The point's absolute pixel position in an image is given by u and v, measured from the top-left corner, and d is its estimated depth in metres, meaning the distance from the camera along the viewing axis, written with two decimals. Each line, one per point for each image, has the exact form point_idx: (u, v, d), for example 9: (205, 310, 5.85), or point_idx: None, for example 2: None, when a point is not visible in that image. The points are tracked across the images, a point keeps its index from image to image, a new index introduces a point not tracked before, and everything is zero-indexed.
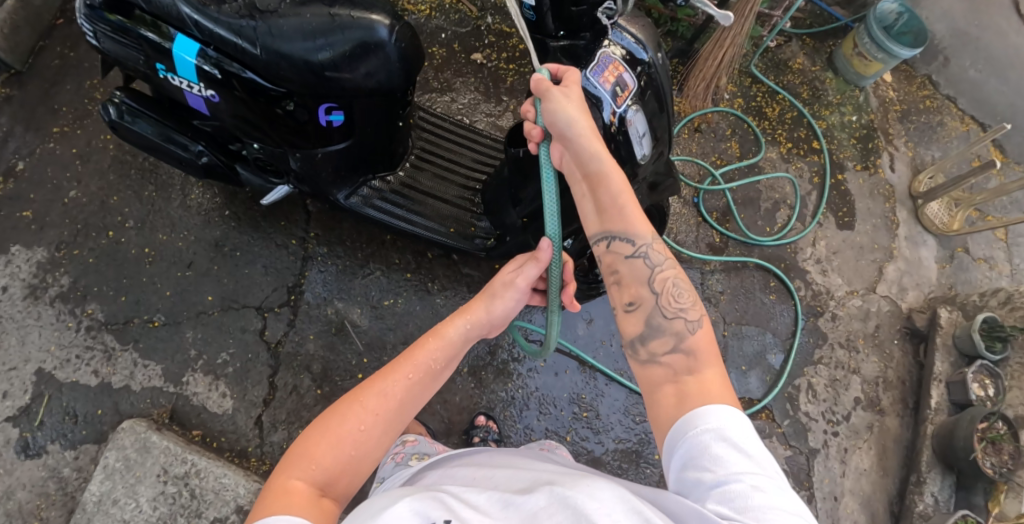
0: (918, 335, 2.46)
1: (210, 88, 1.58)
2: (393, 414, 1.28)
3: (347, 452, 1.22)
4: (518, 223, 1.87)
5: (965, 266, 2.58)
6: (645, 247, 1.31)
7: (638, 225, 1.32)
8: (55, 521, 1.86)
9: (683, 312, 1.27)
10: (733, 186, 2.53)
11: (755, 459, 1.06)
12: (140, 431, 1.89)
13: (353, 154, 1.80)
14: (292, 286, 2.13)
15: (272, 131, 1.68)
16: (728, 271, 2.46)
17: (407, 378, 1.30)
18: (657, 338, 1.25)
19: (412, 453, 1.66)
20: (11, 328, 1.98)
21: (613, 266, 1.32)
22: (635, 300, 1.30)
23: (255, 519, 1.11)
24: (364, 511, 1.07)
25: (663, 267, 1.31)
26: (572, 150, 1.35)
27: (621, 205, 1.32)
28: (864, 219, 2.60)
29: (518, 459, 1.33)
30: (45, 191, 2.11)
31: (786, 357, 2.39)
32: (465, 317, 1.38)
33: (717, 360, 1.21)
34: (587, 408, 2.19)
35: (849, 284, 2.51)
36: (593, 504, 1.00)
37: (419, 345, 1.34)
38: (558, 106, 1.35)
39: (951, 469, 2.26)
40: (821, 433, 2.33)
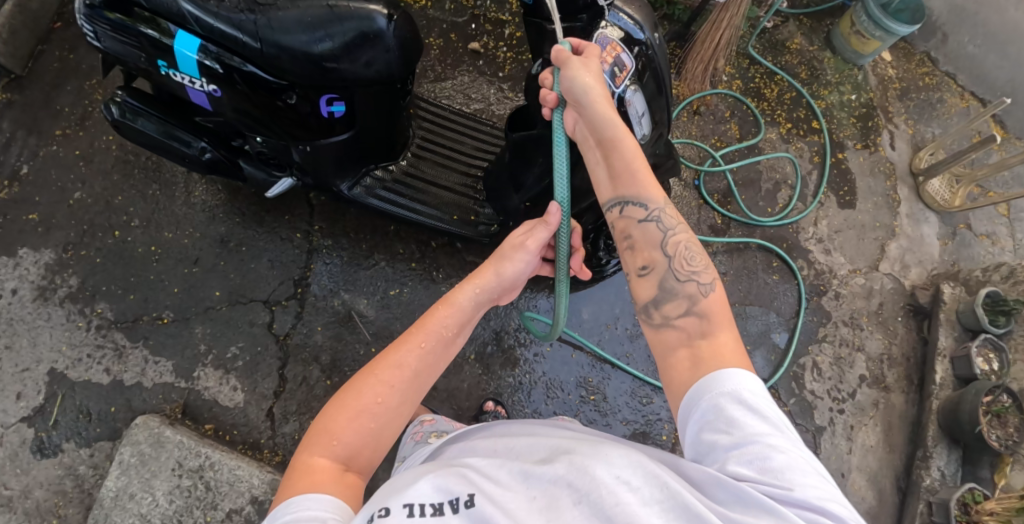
0: (921, 311, 2.48)
1: (212, 83, 1.59)
2: (409, 383, 1.30)
3: (367, 424, 1.25)
4: (522, 207, 1.88)
5: (968, 241, 2.59)
6: (658, 212, 1.32)
7: (650, 190, 1.34)
8: (73, 518, 1.88)
9: (696, 275, 1.27)
10: (733, 167, 2.54)
11: (770, 416, 1.08)
12: (153, 427, 1.91)
13: (355, 145, 1.80)
14: (298, 279, 2.14)
15: (274, 124, 1.69)
16: (730, 253, 2.47)
17: (421, 345, 1.32)
18: (671, 302, 1.25)
19: (431, 432, 1.69)
20: (22, 329, 2.00)
21: (625, 231, 1.34)
22: (648, 263, 1.31)
23: (283, 497, 1.15)
24: (390, 488, 1.12)
25: (675, 231, 1.32)
26: (587, 117, 1.37)
27: (634, 170, 1.34)
28: (865, 197, 2.60)
29: (543, 429, 1.35)
30: (50, 193, 2.12)
31: (790, 336, 2.41)
32: (473, 283, 1.40)
33: (730, 322, 1.21)
34: (594, 391, 2.21)
35: (851, 262, 2.52)
36: (612, 471, 1.02)
37: (429, 314, 1.36)
38: (576, 73, 1.37)
39: (957, 443, 2.28)
40: (827, 411, 2.35)
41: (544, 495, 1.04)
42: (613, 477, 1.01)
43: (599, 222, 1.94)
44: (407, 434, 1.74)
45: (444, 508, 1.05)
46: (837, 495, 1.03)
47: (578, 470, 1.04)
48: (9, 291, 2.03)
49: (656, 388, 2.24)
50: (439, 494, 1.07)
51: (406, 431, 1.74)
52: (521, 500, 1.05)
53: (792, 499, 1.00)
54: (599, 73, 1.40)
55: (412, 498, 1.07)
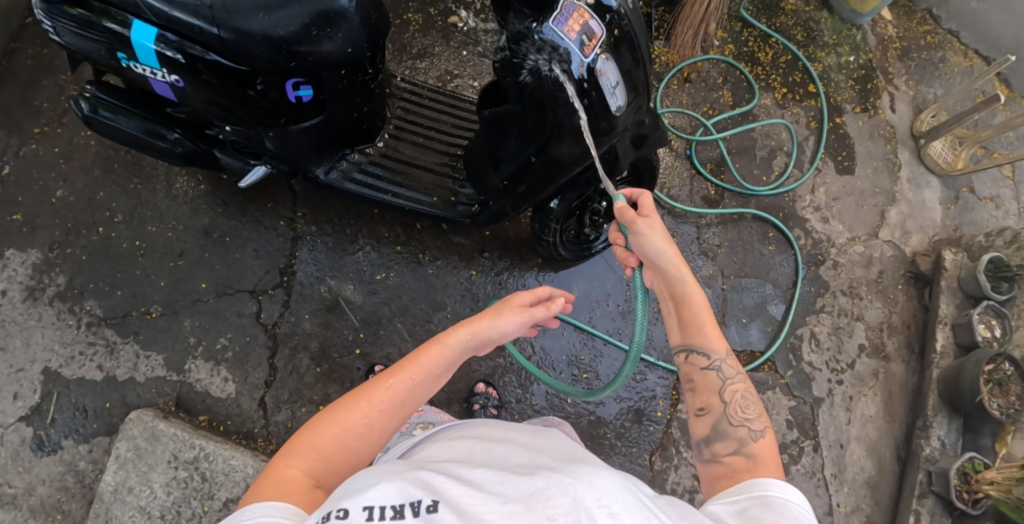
0: (922, 279, 2.43)
1: (173, 73, 1.55)
2: (395, 414, 1.28)
3: (348, 443, 1.25)
4: (501, 187, 1.84)
5: (970, 206, 2.52)
6: (719, 362, 1.34)
7: (714, 340, 1.36)
8: (77, 513, 1.92)
9: (749, 420, 1.29)
10: (726, 135, 2.47)
11: (797, 519, 1.07)
12: (147, 421, 1.93)
13: (327, 131, 1.77)
14: (283, 267, 2.13)
15: (243, 112, 1.65)
16: (724, 224, 2.42)
17: (411, 378, 1.29)
18: (721, 442, 1.28)
19: (418, 423, 1.67)
20: (15, 331, 2.01)
21: (689, 375, 1.36)
22: (706, 407, 1.33)
23: (248, 501, 1.15)
24: (351, 486, 1.10)
25: (733, 380, 1.34)
26: (658, 277, 1.40)
27: (700, 322, 1.36)
28: (864, 162, 2.53)
29: (526, 436, 1.31)
30: (33, 193, 2.11)
31: (787, 307, 2.37)
32: (468, 328, 1.33)
33: (775, 465, 1.23)
34: (587, 369, 2.19)
35: (850, 230, 2.46)
36: (594, 490, 0.97)
37: (423, 349, 1.33)
38: (645, 240, 1.38)
39: (958, 412, 2.25)
40: (825, 382, 2.32)
41: (515, 501, 0.99)
42: (595, 495, 0.97)
43: (582, 198, 1.90)
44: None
45: (404, 512, 1.02)
46: None
47: (559, 487, 0.99)
48: None
49: (649, 365, 2.23)
50: (400, 496, 1.04)
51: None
52: (492, 503, 1.00)
53: None
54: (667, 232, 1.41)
55: (373, 500, 1.05)
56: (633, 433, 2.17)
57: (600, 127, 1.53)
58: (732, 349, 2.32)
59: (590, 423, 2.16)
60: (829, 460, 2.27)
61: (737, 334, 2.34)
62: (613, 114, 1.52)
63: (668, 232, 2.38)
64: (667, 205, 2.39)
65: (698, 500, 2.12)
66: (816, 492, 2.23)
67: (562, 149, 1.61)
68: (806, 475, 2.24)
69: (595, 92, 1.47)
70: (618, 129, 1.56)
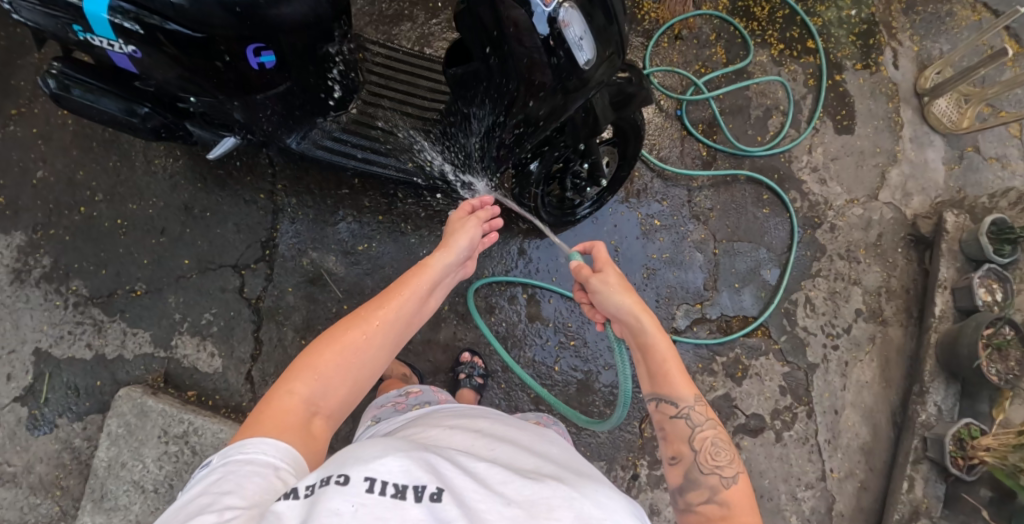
0: (923, 242, 2.37)
1: (129, 44, 1.51)
2: (395, 328, 1.36)
3: (349, 362, 1.30)
4: (473, 149, 1.82)
5: (975, 166, 2.43)
6: (687, 410, 1.36)
7: (682, 388, 1.36)
8: (76, 489, 1.95)
9: (720, 468, 1.32)
10: (718, 94, 2.39)
11: None
12: (136, 397, 1.93)
13: (299, 96, 1.75)
14: (265, 241, 2.11)
15: (209, 84, 1.62)
16: (716, 186, 2.36)
17: (403, 294, 1.40)
18: (695, 490, 1.31)
19: (414, 404, 1.62)
20: (4, 313, 2.01)
21: (659, 424, 1.38)
22: (677, 455, 1.35)
23: (250, 432, 1.16)
24: (353, 452, 1.06)
25: (703, 427, 1.35)
26: (622, 328, 1.46)
27: (665, 373, 1.37)
28: (865, 121, 2.46)
29: (518, 436, 1.29)
30: (13, 175, 2.08)
31: (782, 271, 2.33)
32: (443, 253, 1.50)
33: (751, 511, 1.27)
34: (574, 336, 2.17)
35: (849, 192, 2.40)
36: (598, 511, 1.01)
37: (410, 274, 1.44)
38: (602, 296, 1.47)
39: (956, 377, 2.21)
40: (820, 347, 2.29)
41: (518, 504, 1.00)
42: (599, 515, 1.01)
43: (561, 159, 1.87)
44: (387, 401, 1.67)
45: (406, 493, 0.98)
46: None
47: (564, 499, 1.02)
48: None
49: None
50: (404, 476, 1.00)
51: (388, 399, 1.68)
52: (495, 503, 1.00)
53: None
54: (623, 284, 1.48)
55: (376, 473, 1.00)
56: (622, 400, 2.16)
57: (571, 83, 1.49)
58: (724, 315, 2.29)
59: (579, 391, 2.14)
60: (824, 426, 2.25)
61: (730, 299, 2.30)
62: (582, 68, 1.48)
63: (658, 195, 2.32)
64: (656, 167, 2.33)
65: None
66: (809, 458, 2.23)
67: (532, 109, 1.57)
68: (799, 440, 2.23)
69: (562, 51, 1.45)
70: (591, 83, 1.52)
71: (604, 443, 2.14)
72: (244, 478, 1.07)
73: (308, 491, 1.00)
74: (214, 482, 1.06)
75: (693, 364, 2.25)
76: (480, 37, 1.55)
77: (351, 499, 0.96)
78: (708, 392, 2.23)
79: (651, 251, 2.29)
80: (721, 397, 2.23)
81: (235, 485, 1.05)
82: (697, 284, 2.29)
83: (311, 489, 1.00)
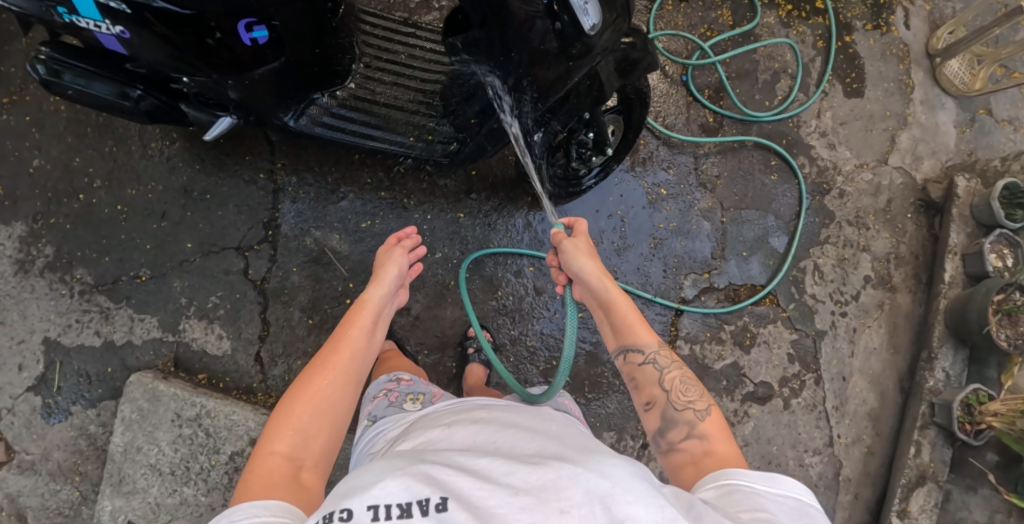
0: (933, 207, 2.35)
1: (117, 25, 1.48)
2: (354, 364, 1.42)
3: (319, 410, 1.34)
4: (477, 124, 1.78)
5: (987, 129, 2.39)
6: (653, 354, 1.46)
7: (644, 334, 1.48)
8: (94, 474, 1.98)
9: (691, 403, 1.40)
10: (725, 58, 2.32)
11: (781, 485, 1.17)
12: (147, 383, 1.94)
13: (293, 71, 1.70)
14: (267, 222, 2.08)
15: (202, 63, 1.57)
16: (723, 153, 2.31)
17: (351, 333, 1.47)
18: (673, 429, 1.38)
19: (406, 394, 1.63)
20: (10, 304, 2.00)
21: (630, 374, 1.47)
22: (651, 400, 1.43)
23: (241, 498, 1.18)
24: (355, 482, 1.09)
25: (669, 369, 1.45)
26: (586, 289, 1.59)
27: (629, 324, 1.50)
28: (875, 84, 2.40)
29: (521, 423, 1.29)
30: (10, 163, 2.05)
31: (790, 239, 2.30)
32: (379, 285, 1.58)
33: (726, 437, 1.35)
34: (582, 308, 2.17)
35: (858, 156, 2.37)
36: (606, 481, 1.00)
37: (355, 312, 1.52)
38: (570, 257, 1.60)
39: (964, 343, 2.21)
40: (829, 315, 2.29)
41: (524, 491, 1.00)
42: (607, 485, 1.00)
43: (566, 129, 1.83)
44: (378, 391, 1.67)
45: (412, 511, 1.01)
46: (787, 496, 1.16)
47: (570, 476, 1.01)
48: None
49: (646, 301, 2.22)
50: (405, 494, 1.03)
51: (379, 388, 1.68)
52: (503, 496, 1.01)
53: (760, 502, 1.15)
54: (591, 250, 1.62)
55: (377, 499, 1.03)
56: None
57: (576, 49, 1.42)
58: (732, 284, 2.27)
59: (587, 362, 2.16)
60: (832, 393, 2.26)
61: (737, 268, 2.28)
62: (587, 33, 1.39)
63: (664, 163, 2.28)
64: (662, 135, 2.27)
65: None
66: (817, 424, 2.24)
67: (538, 73, 1.51)
68: (808, 407, 2.25)
69: (566, 16, 1.37)
70: (596, 50, 1.44)
71: (614, 413, 2.15)
72: None
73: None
74: None
75: (702, 333, 2.23)
76: (477, 6, 1.46)
77: None
78: (717, 360, 2.23)
79: (658, 221, 2.25)
80: (729, 366, 2.23)
81: None
82: (704, 253, 2.27)
83: None
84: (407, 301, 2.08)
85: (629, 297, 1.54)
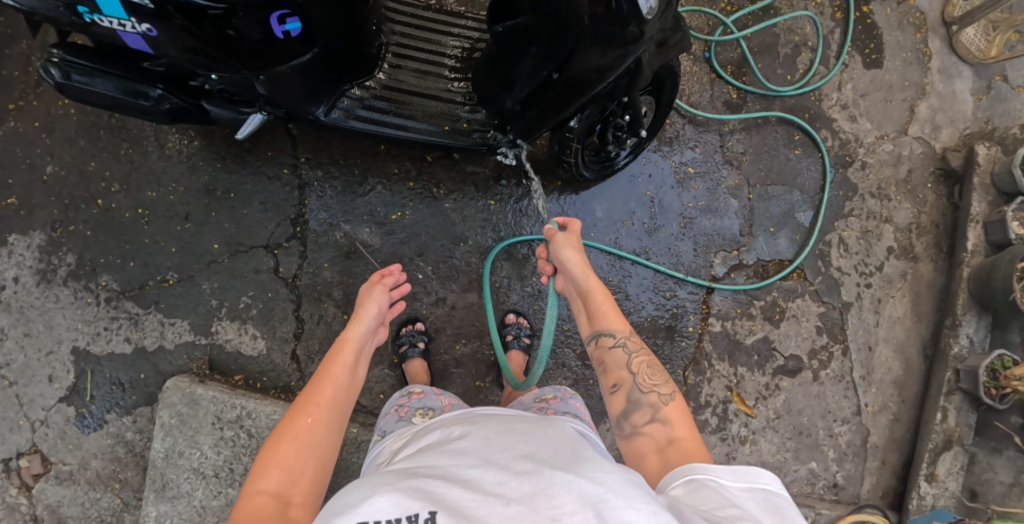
0: (952, 176, 2.37)
1: (143, 22, 1.42)
2: (338, 400, 1.48)
3: (305, 445, 1.38)
4: (516, 110, 1.72)
5: (1003, 95, 2.41)
6: (623, 339, 1.58)
7: (616, 322, 1.60)
8: (134, 480, 2.01)
9: (656, 386, 1.50)
10: (748, 33, 2.30)
11: (750, 478, 1.21)
12: (184, 387, 1.95)
13: (320, 65, 1.62)
14: (294, 218, 2.05)
15: (224, 55, 1.50)
16: (748, 130, 2.31)
17: (334, 372, 1.52)
18: (638, 411, 1.47)
19: (417, 409, 1.64)
20: (35, 315, 2.02)
21: (601, 358, 1.59)
22: (618, 382, 1.53)
23: None
24: (346, 498, 1.12)
25: (637, 355, 1.56)
26: (568, 280, 1.70)
27: (603, 311, 1.62)
28: (893, 54, 2.40)
29: (513, 423, 1.33)
30: (21, 172, 2.04)
31: (815, 213, 2.31)
32: (360, 323, 1.65)
33: (686, 425, 1.44)
34: (616, 290, 2.20)
35: (879, 128, 2.38)
36: (598, 487, 1.07)
37: (336, 351, 1.58)
38: (559, 247, 1.70)
39: (987, 309, 2.25)
40: (854, 286, 2.31)
41: (516, 503, 1.05)
42: (599, 492, 1.06)
43: (603, 112, 1.81)
44: (391, 406, 1.68)
45: None
46: (759, 489, 1.20)
47: (562, 484, 1.07)
48: (12, 280, 2.01)
49: (678, 281, 2.23)
50: (397, 509, 1.06)
51: (392, 404, 1.69)
52: (495, 506, 1.06)
53: (734, 497, 1.18)
54: (581, 247, 1.72)
55: (368, 516, 1.06)
56: (665, 349, 2.22)
57: (629, 32, 1.37)
58: (760, 260, 2.28)
59: None
60: (859, 363, 2.30)
61: (766, 244, 2.29)
62: (644, 17, 1.35)
63: (691, 142, 2.27)
64: (688, 114, 2.26)
65: (731, 410, 2.23)
66: (845, 394, 2.28)
67: (587, 62, 1.47)
68: (836, 378, 2.28)
69: None
70: (645, 37, 1.40)
71: None
72: None
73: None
74: None
75: (733, 310, 2.25)
76: None
77: None
78: (748, 335, 2.25)
79: (687, 201, 2.25)
80: (760, 340, 2.26)
81: None
82: (733, 231, 2.27)
83: None
84: (442, 292, 2.07)
85: (606, 288, 1.66)
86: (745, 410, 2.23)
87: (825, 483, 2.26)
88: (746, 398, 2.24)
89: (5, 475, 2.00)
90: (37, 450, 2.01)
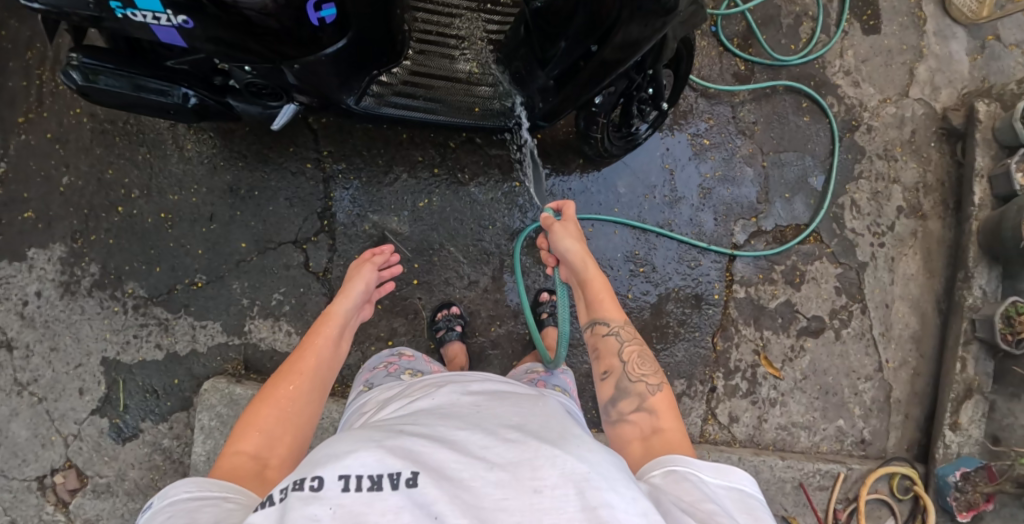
0: (954, 134, 2.43)
1: (180, 14, 1.39)
2: (321, 369, 1.48)
3: (288, 411, 1.38)
4: (549, 86, 1.75)
5: (997, 54, 2.49)
6: (616, 328, 1.53)
7: (612, 311, 1.55)
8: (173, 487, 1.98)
9: (645, 377, 1.47)
10: (752, 5, 2.34)
11: (725, 477, 1.21)
12: (223, 388, 1.93)
13: (353, 52, 1.61)
14: (321, 212, 2.05)
15: (256, 43, 1.47)
16: (757, 100, 2.36)
17: (318, 341, 1.52)
18: (625, 399, 1.45)
19: (406, 368, 1.66)
20: (61, 328, 1.98)
21: (594, 345, 1.55)
22: (608, 369, 1.50)
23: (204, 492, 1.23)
24: (327, 450, 1.06)
25: (630, 344, 1.52)
26: (569, 268, 1.64)
27: (600, 299, 1.57)
28: (890, 19, 2.46)
29: (508, 392, 1.28)
30: (37, 185, 2.00)
31: (827, 177, 2.37)
32: (345, 300, 1.63)
33: (674, 416, 1.41)
34: (643, 263, 2.25)
35: (881, 92, 2.44)
36: (583, 465, 1.02)
37: (320, 323, 1.56)
38: (557, 236, 1.64)
39: (997, 260, 2.32)
40: (869, 246, 2.37)
41: (500, 470, 1.02)
42: (584, 469, 1.01)
43: (627, 89, 1.83)
44: (380, 363, 1.69)
45: (382, 483, 0.99)
46: (736, 488, 1.20)
47: (548, 458, 1.03)
48: (34, 295, 1.98)
49: (701, 250, 2.28)
50: (378, 466, 1.01)
51: (381, 361, 1.70)
52: (477, 470, 1.02)
53: (713, 493, 1.17)
54: (580, 234, 1.66)
55: (349, 470, 1.00)
56: (693, 319, 2.26)
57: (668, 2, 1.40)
58: (779, 225, 2.33)
59: (651, 314, 2.25)
60: (878, 320, 2.35)
61: (783, 209, 2.34)
62: None
63: (704, 115, 2.31)
64: (699, 87, 2.31)
65: (760, 373, 2.27)
66: (867, 351, 2.34)
67: (630, 32, 1.49)
68: (857, 336, 2.34)
69: None
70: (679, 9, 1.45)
71: (681, 361, 2.25)
72: (196, 510, 1.12)
73: (281, 494, 1.02)
74: (166, 518, 1.11)
75: (755, 276, 2.30)
76: None
77: (328, 502, 0.97)
78: (772, 300, 2.30)
79: (705, 171, 2.30)
80: (783, 303, 2.31)
81: (189, 518, 1.10)
82: (750, 198, 2.32)
83: (284, 493, 1.01)
84: (474, 275, 2.09)
85: (605, 277, 1.61)
86: (773, 373, 2.28)
87: (853, 440, 2.31)
88: (773, 361, 2.28)
89: (41, 492, 1.96)
90: (72, 465, 1.97)
